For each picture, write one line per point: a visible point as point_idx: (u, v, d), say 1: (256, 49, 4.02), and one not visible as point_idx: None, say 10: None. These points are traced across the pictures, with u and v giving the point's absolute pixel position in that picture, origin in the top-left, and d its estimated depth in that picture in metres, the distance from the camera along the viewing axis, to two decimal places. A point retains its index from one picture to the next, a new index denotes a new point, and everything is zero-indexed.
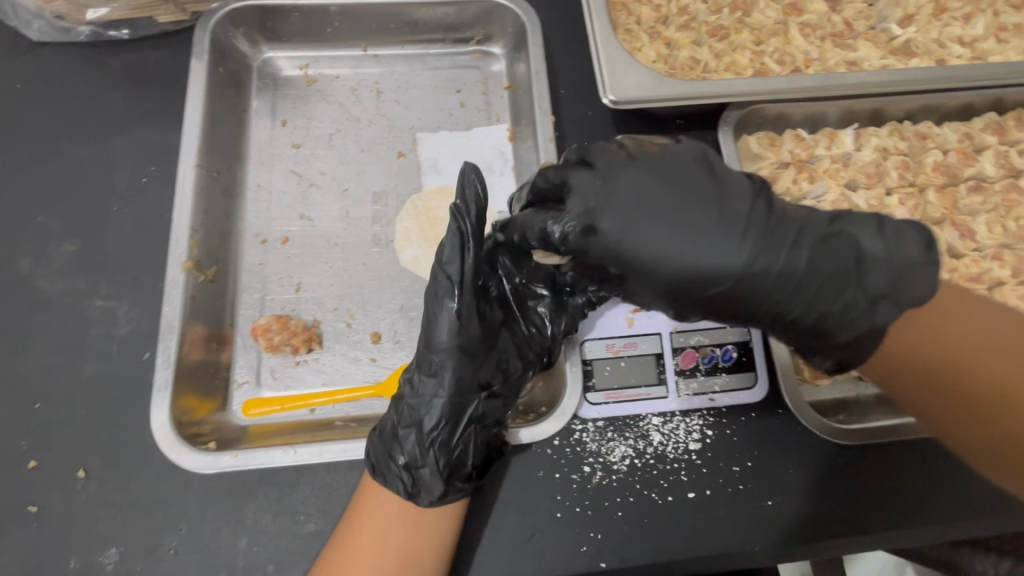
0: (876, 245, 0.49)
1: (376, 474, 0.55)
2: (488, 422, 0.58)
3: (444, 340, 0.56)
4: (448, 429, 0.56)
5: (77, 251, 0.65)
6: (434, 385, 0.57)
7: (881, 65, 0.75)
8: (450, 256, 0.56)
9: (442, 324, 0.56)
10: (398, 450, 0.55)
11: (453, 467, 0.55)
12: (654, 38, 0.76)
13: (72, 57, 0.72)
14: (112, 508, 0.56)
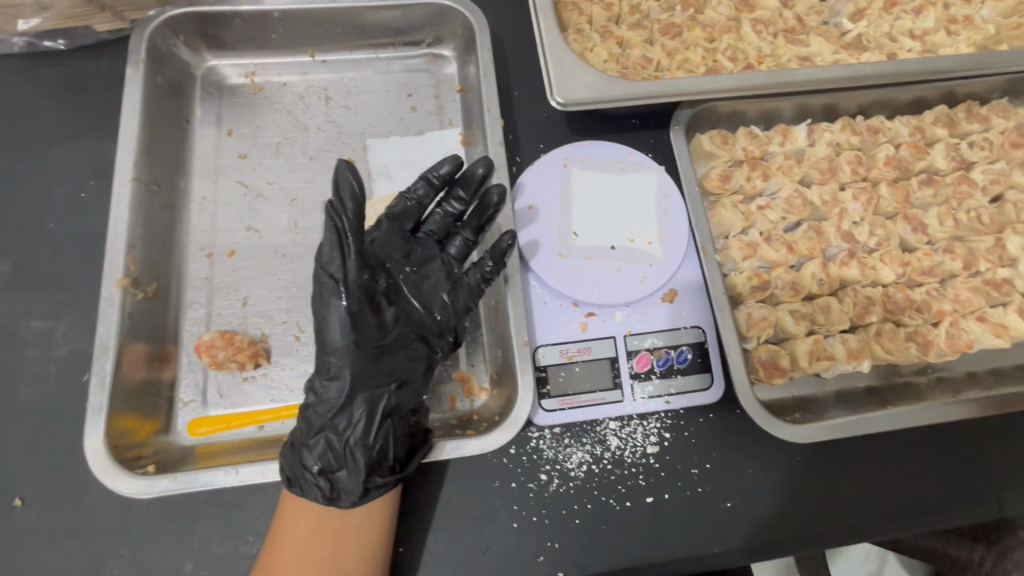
0: None
1: (293, 485, 0.53)
2: (400, 412, 0.55)
3: (337, 339, 0.53)
4: (364, 426, 0.53)
5: (12, 271, 0.62)
6: (338, 385, 0.54)
7: (834, 59, 0.75)
8: (330, 256, 0.52)
9: (333, 324, 0.53)
10: (309, 459, 0.53)
11: (374, 463, 0.53)
12: (606, 37, 0.75)
13: (4, 69, 0.69)
14: (50, 537, 0.54)
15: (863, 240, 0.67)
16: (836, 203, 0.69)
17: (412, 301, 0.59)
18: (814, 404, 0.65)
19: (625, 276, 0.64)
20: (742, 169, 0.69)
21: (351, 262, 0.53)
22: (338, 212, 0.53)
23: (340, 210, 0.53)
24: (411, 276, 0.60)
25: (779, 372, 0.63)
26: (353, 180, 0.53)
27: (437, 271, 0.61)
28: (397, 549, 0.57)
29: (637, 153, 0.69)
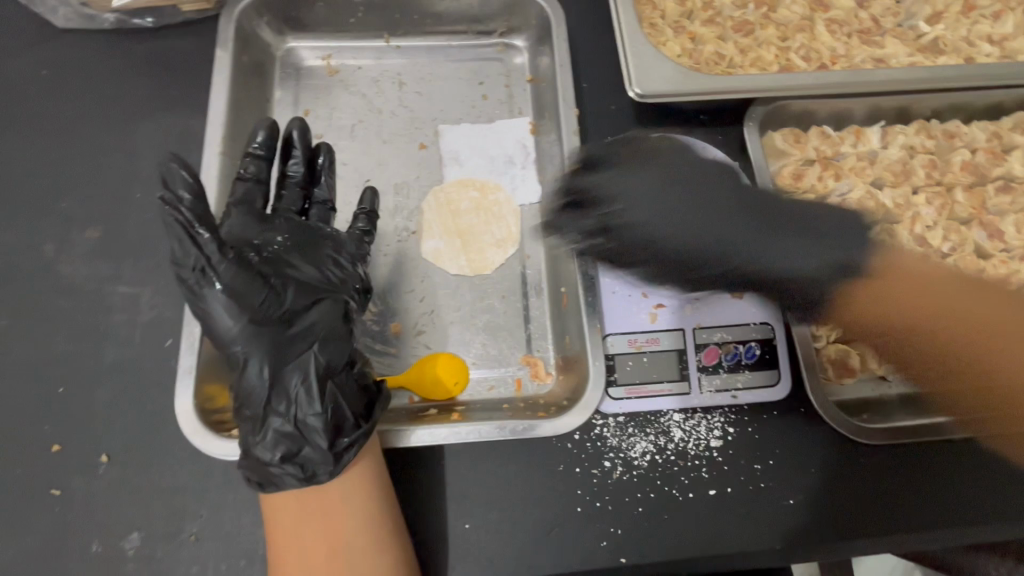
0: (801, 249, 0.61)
1: (267, 487, 0.51)
2: (337, 370, 0.54)
3: (231, 327, 0.51)
4: (306, 398, 0.52)
5: (102, 237, 0.65)
6: (256, 369, 0.51)
7: (909, 62, 0.74)
8: (183, 252, 0.49)
9: (220, 313, 0.50)
10: (267, 453, 0.51)
11: (335, 427, 0.53)
12: (679, 32, 0.75)
13: (96, 44, 0.72)
14: (133, 492, 0.57)
15: (935, 244, 0.67)
16: (908, 207, 0.69)
17: (302, 265, 0.58)
18: (876, 406, 0.67)
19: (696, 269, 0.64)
20: (814, 169, 0.69)
21: (209, 245, 0.49)
22: (174, 192, 0.48)
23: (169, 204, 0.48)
24: (289, 241, 0.59)
25: (848, 372, 0.65)
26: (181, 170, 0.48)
27: (317, 238, 0.61)
28: (463, 526, 0.58)
29: (710, 148, 0.69)
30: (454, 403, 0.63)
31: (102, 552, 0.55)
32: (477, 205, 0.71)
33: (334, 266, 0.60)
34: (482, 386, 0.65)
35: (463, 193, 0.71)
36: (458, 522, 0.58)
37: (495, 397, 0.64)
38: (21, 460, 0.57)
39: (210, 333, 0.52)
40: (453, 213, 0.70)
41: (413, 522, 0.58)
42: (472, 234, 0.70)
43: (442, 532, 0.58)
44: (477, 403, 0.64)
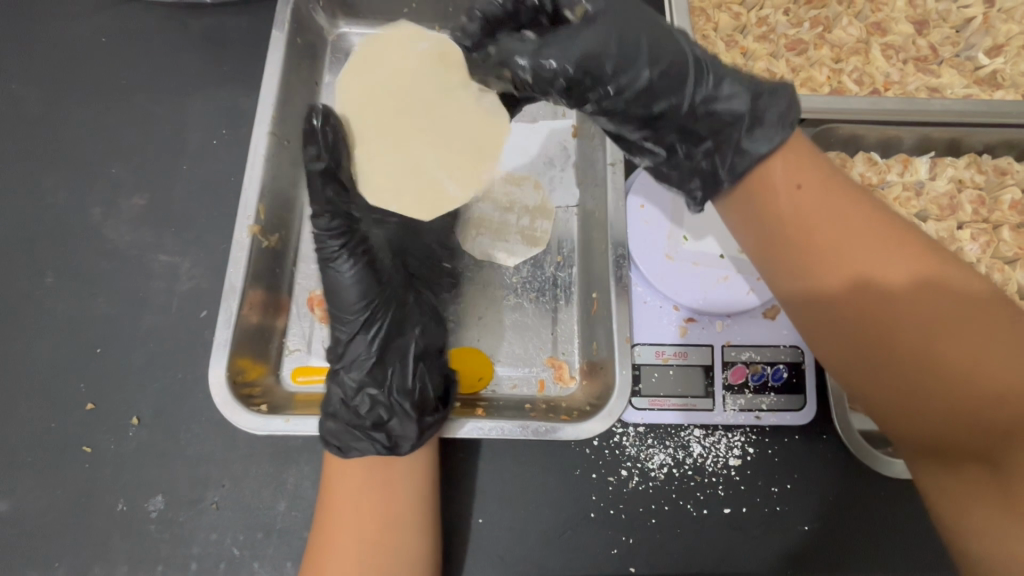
0: (741, 102, 0.48)
1: (345, 452, 0.54)
2: (429, 355, 0.61)
3: (350, 301, 0.60)
4: (402, 374, 0.59)
5: (147, 205, 0.67)
6: (364, 341, 0.60)
7: (964, 94, 0.73)
8: (322, 226, 0.60)
9: (345, 286, 0.60)
10: (358, 416, 0.56)
11: (420, 405, 0.57)
12: (730, 46, 0.74)
13: (156, 16, 0.74)
14: (159, 456, 0.58)
15: None
16: (952, 241, 0.67)
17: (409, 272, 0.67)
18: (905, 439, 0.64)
19: (731, 286, 0.63)
20: None
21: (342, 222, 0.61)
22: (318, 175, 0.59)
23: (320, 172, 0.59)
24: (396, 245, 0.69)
25: None
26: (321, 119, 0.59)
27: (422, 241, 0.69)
28: (477, 520, 0.59)
29: None
30: (477, 397, 0.65)
31: (126, 511, 0.56)
32: (515, 202, 0.71)
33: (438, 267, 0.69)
34: (506, 383, 0.66)
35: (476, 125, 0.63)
36: (473, 516, 0.59)
37: (517, 396, 0.65)
38: (55, 414, 0.59)
39: (331, 304, 0.61)
40: (495, 208, 0.71)
41: None
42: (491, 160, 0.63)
43: (456, 526, 0.59)
44: (499, 400, 0.65)
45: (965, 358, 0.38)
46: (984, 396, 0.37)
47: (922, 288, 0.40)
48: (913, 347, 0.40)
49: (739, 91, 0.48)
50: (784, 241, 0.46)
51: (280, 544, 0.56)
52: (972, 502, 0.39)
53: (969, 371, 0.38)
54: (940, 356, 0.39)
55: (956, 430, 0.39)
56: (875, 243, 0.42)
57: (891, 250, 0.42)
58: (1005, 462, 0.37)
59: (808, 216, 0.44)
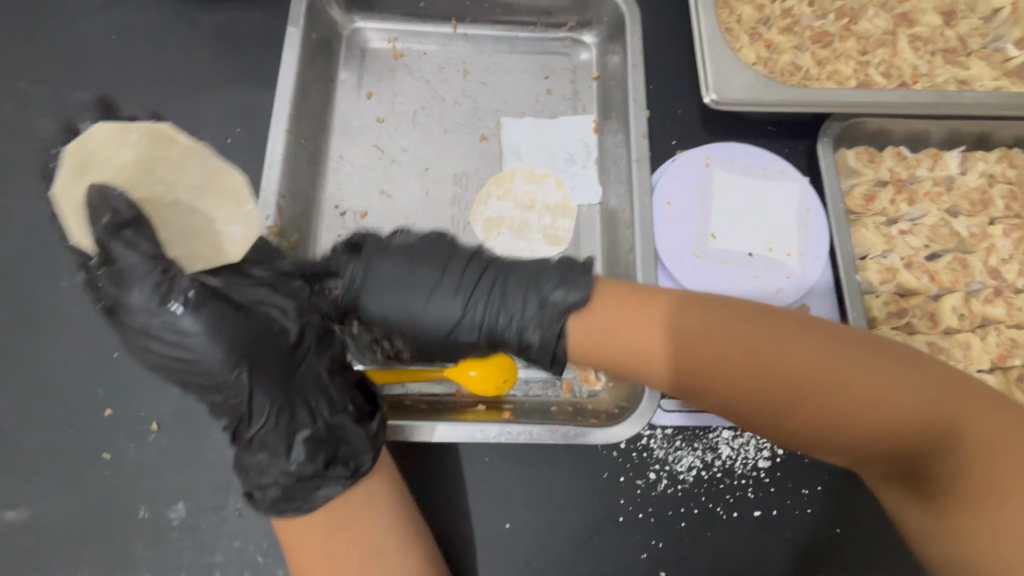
0: (539, 335, 0.51)
1: (316, 504, 0.50)
2: (337, 361, 0.56)
3: (219, 360, 0.47)
4: (324, 399, 0.53)
5: None
6: (260, 396, 0.50)
7: (994, 86, 0.71)
8: (151, 293, 0.46)
9: (206, 347, 0.47)
10: (302, 464, 0.51)
11: (360, 415, 0.55)
12: (755, 39, 0.73)
13: (168, 13, 0.72)
14: (181, 462, 0.57)
15: (1009, 279, 0.64)
16: (984, 237, 0.66)
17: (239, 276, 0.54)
18: None
19: (760, 284, 0.62)
20: (886, 191, 0.66)
21: (180, 277, 0.47)
22: (133, 241, 0.47)
23: (110, 272, 0.47)
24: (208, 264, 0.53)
25: None
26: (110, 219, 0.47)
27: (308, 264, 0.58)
28: (505, 525, 0.58)
29: (781, 161, 0.67)
30: (502, 401, 0.64)
31: (148, 518, 0.55)
32: (536, 200, 0.70)
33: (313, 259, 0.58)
34: (530, 387, 0.65)
35: (175, 155, 0.50)
36: (500, 522, 0.58)
37: (541, 399, 0.64)
38: (73, 420, 0.58)
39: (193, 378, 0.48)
40: (516, 207, 0.69)
41: (456, 519, 0.58)
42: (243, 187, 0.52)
43: (482, 531, 0.58)
44: (524, 403, 0.64)
45: (837, 411, 0.40)
46: (866, 434, 0.40)
47: (763, 368, 0.42)
48: (798, 418, 0.42)
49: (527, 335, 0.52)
50: (634, 367, 0.48)
51: None
52: (907, 506, 0.43)
53: (852, 414, 0.40)
54: (815, 418, 0.41)
55: (877, 462, 0.42)
56: (704, 346, 0.44)
57: (719, 339, 0.44)
58: (934, 474, 0.40)
59: (641, 336, 0.46)
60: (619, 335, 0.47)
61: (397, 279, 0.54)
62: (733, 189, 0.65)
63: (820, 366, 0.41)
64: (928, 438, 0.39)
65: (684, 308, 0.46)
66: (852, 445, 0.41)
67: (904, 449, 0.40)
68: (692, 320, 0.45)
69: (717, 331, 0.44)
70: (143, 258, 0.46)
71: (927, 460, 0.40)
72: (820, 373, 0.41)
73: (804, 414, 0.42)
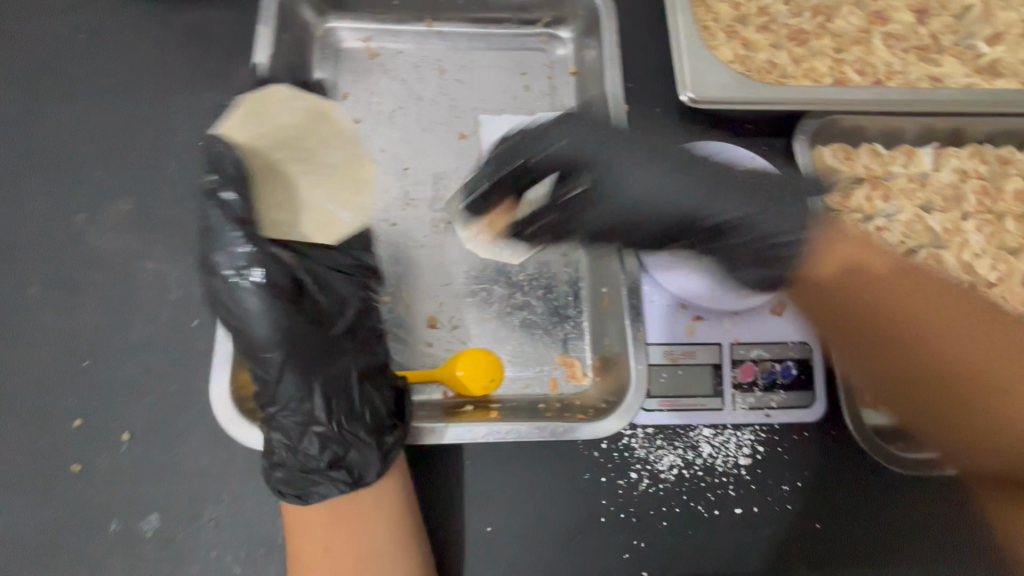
0: (646, 195, 0.60)
1: (306, 499, 0.52)
2: (373, 372, 0.57)
3: (264, 336, 0.52)
4: (346, 405, 0.55)
5: (133, 210, 0.64)
6: (292, 381, 0.53)
7: (966, 83, 0.72)
8: (226, 261, 0.51)
9: (258, 323, 0.52)
10: (309, 460, 0.53)
11: (377, 429, 0.55)
12: (732, 37, 0.72)
13: (137, 12, 0.70)
14: (154, 472, 0.56)
15: (983, 274, 0.65)
16: (957, 232, 0.67)
17: (325, 267, 0.60)
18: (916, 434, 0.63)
19: (740, 281, 0.62)
20: (862, 188, 0.67)
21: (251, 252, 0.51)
22: (231, 207, 0.51)
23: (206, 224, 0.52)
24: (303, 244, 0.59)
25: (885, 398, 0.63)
26: (222, 190, 0.50)
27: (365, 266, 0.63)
28: (486, 528, 0.57)
29: (759, 158, 0.67)
30: (489, 400, 0.63)
31: (121, 531, 0.54)
32: (517, 193, 0.66)
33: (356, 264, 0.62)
34: (517, 384, 0.64)
35: (332, 147, 0.60)
36: (481, 525, 0.57)
37: (529, 397, 0.64)
38: (42, 432, 0.56)
39: (241, 339, 0.53)
40: (496, 202, 0.66)
41: (437, 524, 0.57)
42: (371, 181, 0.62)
43: (464, 535, 0.57)
44: (512, 401, 0.63)
45: (911, 340, 0.53)
46: (968, 382, 0.51)
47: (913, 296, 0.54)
48: (893, 355, 0.55)
49: (656, 181, 0.60)
50: (846, 304, 0.56)
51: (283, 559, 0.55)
52: (964, 455, 0.54)
53: (919, 354, 0.53)
54: (950, 357, 0.52)
55: (937, 408, 0.54)
56: (878, 270, 0.55)
57: (887, 273, 0.55)
58: (1000, 414, 0.50)
59: (878, 279, 0.55)
60: (872, 275, 0.55)
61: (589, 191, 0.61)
62: None
63: (955, 303, 0.54)
64: (975, 371, 0.51)
65: (888, 258, 0.56)
66: (1002, 410, 0.50)
67: (982, 409, 0.51)
68: (887, 275, 0.55)
69: (884, 266, 0.55)
70: (231, 228, 0.50)
71: (979, 412, 0.51)
72: (953, 304, 0.54)
73: (907, 363, 0.54)
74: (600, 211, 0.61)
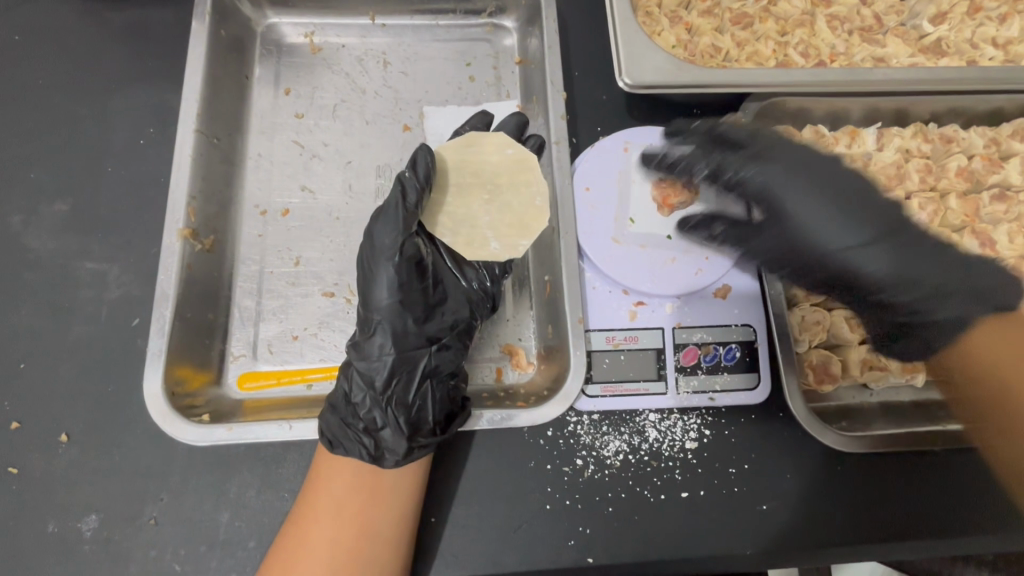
0: (813, 217, 0.57)
1: (334, 447, 0.54)
2: (440, 375, 0.58)
3: (384, 299, 0.56)
4: (403, 387, 0.57)
5: (71, 210, 0.63)
6: (381, 342, 0.56)
7: (910, 63, 0.72)
8: (381, 230, 0.55)
9: (381, 287, 0.55)
10: (355, 417, 0.56)
11: (415, 425, 0.56)
12: (675, 23, 0.73)
13: (74, 11, 0.70)
14: (93, 473, 0.55)
15: None
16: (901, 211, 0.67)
17: (455, 274, 0.62)
18: (857, 413, 0.65)
19: (680, 266, 0.63)
20: None
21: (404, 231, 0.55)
22: (406, 190, 0.55)
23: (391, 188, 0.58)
24: (451, 248, 0.62)
25: (830, 378, 0.62)
26: (411, 175, 0.56)
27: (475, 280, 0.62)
28: (430, 519, 0.57)
29: None
30: None
31: (58, 533, 0.54)
32: None
33: (477, 283, 0.62)
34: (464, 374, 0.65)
35: (522, 184, 0.62)
36: (425, 516, 0.57)
37: (474, 385, 0.65)
38: None
39: (362, 293, 0.57)
40: None
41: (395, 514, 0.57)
42: (535, 231, 0.61)
43: None
44: None
45: None
46: None
47: None
48: None
49: (826, 219, 0.57)
50: None
51: (224, 557, 0.54)
52: None
53: None
54: None
55: None
56: None
57: None
58: None
59: None
60: None
61: (838, 223, 0.57)
62: (651, 172, 0.66)
63: None
64: None
65: None
66: None
67: None
68: None
69: None
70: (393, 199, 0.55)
71: None
72: None
73: None
74: (835, 245, 0.57)
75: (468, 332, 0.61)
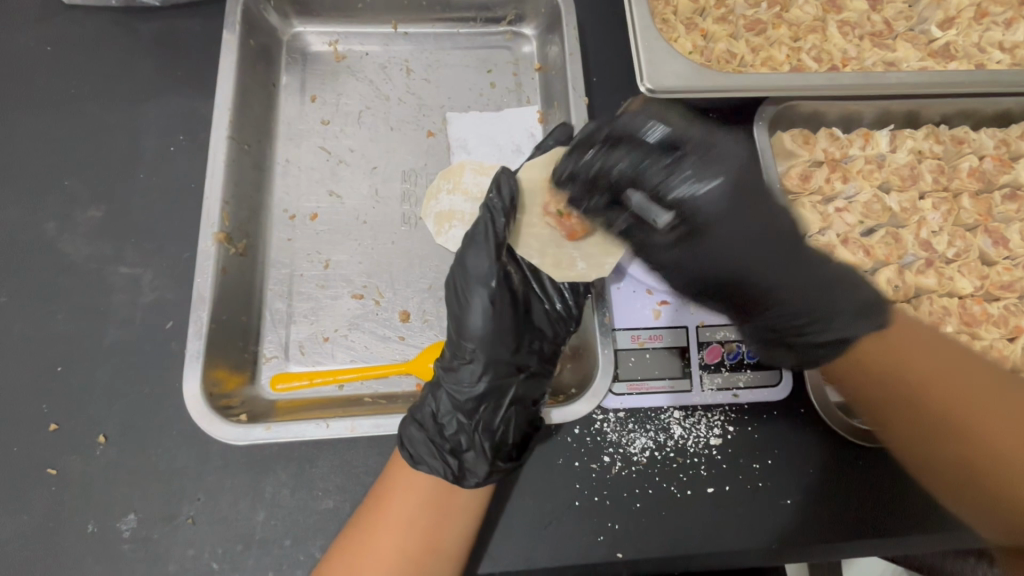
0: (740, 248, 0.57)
1: (416, 463, 0.55)
2: (524, 400, 0.59)
3: (476, 325, 0.58)
4: (491, 412, 0.58)
5: (104, 216, 0.64)
6: (473, 369, 0.58)
7: (919, 67, 0.74)
8: (474, 257, 0.58)
9: (474, 312, 0.58)
10: (442, 437, 0.57)
11: (496, 449, 0.56)
12: (690, 30, 0.75)
13: (104, 22, 0.71)
14: (131, 474, 0.56)
15: (940, 249, 0.68)
16: (915, 210, 0.69)
17: (542, 300, 0.64)
18: None
19: None
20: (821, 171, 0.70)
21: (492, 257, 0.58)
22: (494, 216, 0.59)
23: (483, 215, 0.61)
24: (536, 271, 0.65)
25: None
26: (497, 198, 0.59)
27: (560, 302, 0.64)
28: None
29: None
30: None
31: (97, 532, 0.54)
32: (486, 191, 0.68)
33: (562, 305, 0.64)
34: None
35: None
36: None
37: None
38: (16, 438, 0.57)
39: (455, 319, 0.59)
40: (466, 199, 0.67)
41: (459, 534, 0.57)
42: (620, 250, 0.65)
43: None
44: None
45: None
46: None
47: None
48: None
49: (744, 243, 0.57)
50: None
51: (260, 555, 0.55)
52: None
53: None
54: None
55: None
56: None
57: None
58: None
59: None
60: None
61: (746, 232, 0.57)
62: None
63: None
64: None
65: None
66: None
67: None
68: None
69: None
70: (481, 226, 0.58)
71: None
72: None
73: None
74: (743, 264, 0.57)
75: (552, 358, 0.63)
